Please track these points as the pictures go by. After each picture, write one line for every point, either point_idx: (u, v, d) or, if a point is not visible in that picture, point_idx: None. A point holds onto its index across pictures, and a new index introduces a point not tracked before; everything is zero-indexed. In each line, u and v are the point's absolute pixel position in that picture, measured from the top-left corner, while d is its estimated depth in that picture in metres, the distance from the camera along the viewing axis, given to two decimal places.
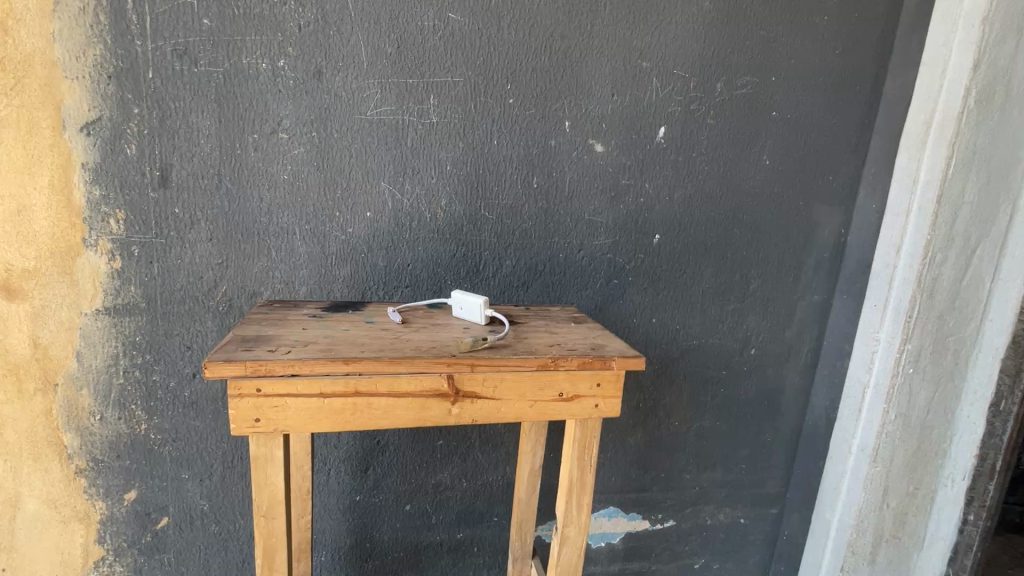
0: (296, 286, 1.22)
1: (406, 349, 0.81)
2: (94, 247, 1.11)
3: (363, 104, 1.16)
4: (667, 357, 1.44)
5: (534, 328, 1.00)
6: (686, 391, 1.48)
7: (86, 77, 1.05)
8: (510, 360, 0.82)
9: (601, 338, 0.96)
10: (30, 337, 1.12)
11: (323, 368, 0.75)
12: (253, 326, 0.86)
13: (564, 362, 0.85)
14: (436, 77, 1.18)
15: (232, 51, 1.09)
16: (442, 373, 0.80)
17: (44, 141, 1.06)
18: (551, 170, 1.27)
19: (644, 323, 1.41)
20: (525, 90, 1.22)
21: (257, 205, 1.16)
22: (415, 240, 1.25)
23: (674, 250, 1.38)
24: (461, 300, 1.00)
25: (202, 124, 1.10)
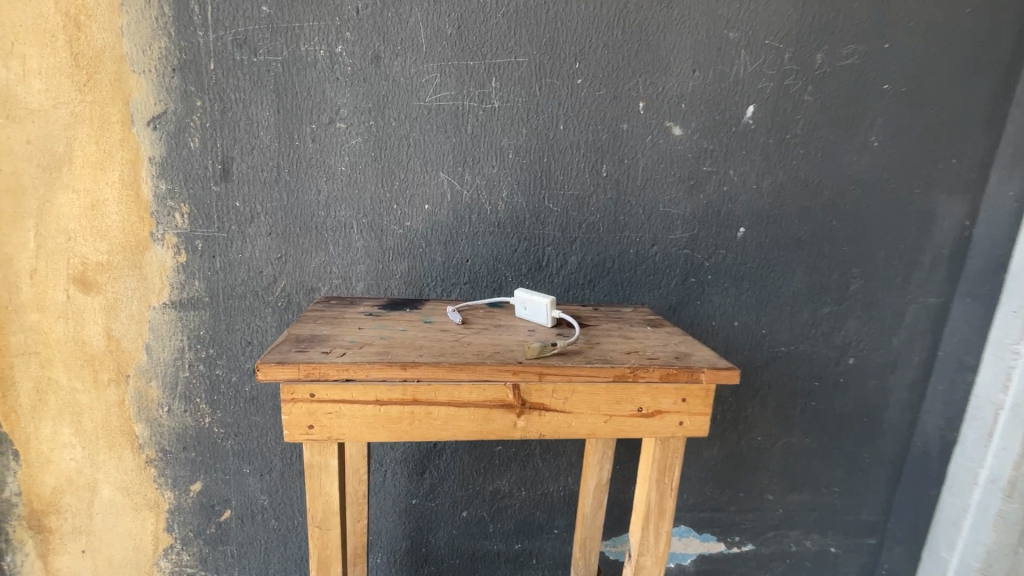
0: (354, 282, 1.18)
1: (467, 354, 0.74)
2: (161, 241, 1.12)
3: (422, 90, 1.10)
4: (750, 365, 1.29)
5: (606, 332, 0.90)
6: (772, 403, 1.32)
7: (152, 71, 1.05)
8: (583, 370, 0.73)
9: (685, 347, 0.84)
10: (104, 329, 1.15)
11: (379, 374, 0.69)
12: (308, 325, 0.82)
13: (644, 373, 0.74)
14: (498, 57, 1.09)
15: (290, 39, 1.05)
16: (508, 383, 0.71)
17: (115, 136, 1.07)
18: (622, 156, 1.16)
19: (724, 326, 1.27)
20: (594, 69, 1.11)
21: (315, 198, 1.13)
22: (476, 234, 1.17)
23: (761, 245, 1.23)
24: (524, 300, 0.92)
25: (261, 116, 1.08)
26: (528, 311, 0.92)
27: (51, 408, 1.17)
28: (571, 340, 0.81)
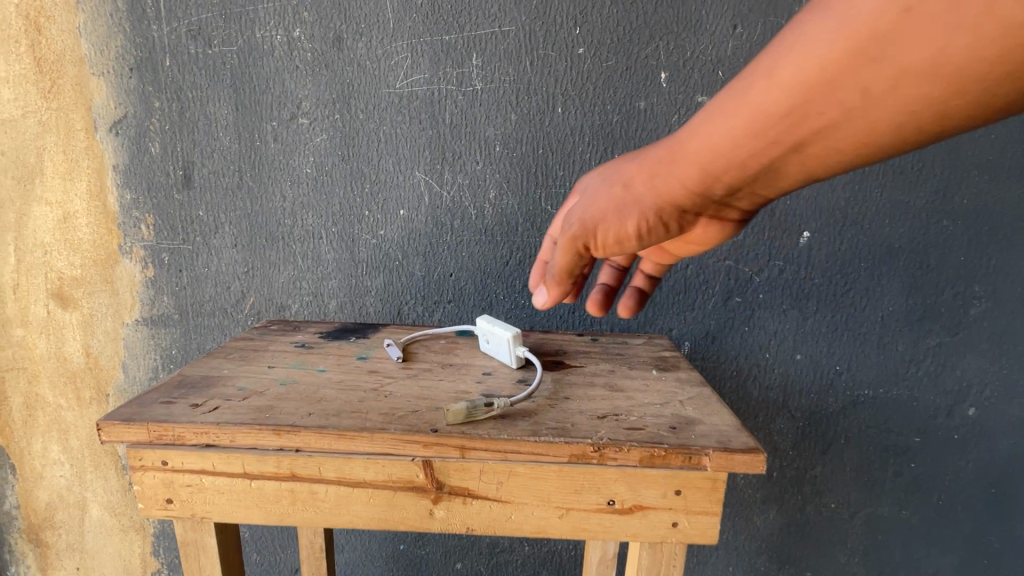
0: (326, 299, 1.04)
1: (372, 414, 0.55)
2: (130, 255, 1.05)
3: (391, 74, 0.92)
4: (818, 411, 0.98)
5: (588, 378, 0.67)
6: (850, 461, 1.00)
7: (110, 71, 0.97)
8: (524, 446, 0.51)
9: (692, 408, 0.59)
10: (83, 345, 1.10)
11: (247, 440, 0.52)
12: (211, 362, 0.67)
13: (615, 454, 0.51)
14: (480, 28, 0.89)
15: (245, 26, 0.93)
16: (418, 459, 0.52)
17: (80, 144, 1.00)
18: (639, 144, 0.92)
19: (782, 360, 0.97)
20: (601, 34, 0.88)
21: (281, 205, 1.00)
22: (460, 244, 0.98)
23: (835, 255, 0.92)
24: (483, 331, 0.72)
25: (220, 114, 0.97)
26: (490, 345, 0.72)
27: (39, 425, 1.14)
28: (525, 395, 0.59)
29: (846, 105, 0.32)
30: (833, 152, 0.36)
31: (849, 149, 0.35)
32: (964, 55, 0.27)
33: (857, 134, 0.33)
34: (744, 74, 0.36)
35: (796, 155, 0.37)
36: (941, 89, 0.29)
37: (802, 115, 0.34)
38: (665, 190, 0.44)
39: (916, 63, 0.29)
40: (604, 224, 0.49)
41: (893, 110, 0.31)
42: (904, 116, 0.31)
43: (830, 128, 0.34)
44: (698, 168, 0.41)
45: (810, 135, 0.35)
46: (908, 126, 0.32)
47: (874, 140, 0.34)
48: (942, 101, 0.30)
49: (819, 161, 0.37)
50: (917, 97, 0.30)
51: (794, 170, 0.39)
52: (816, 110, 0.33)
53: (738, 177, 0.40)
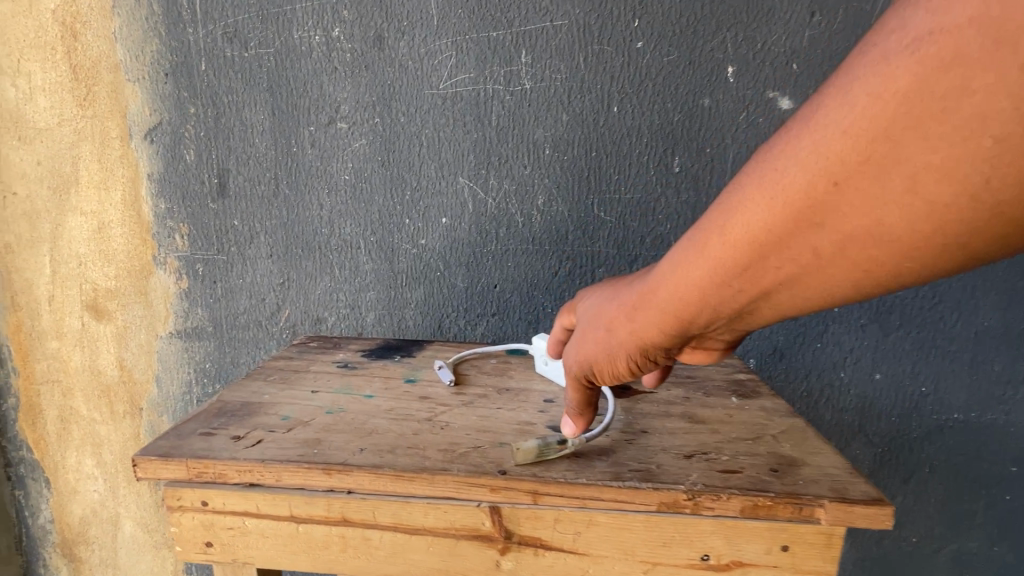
0: (363, 312, 0.99)
1: (430, 450, 0.49)
2: (164, 265, 1.01)
3: (435, 74, 0.87)
4: (900, 437, 0.89)
5: (661, 406, 0.60)
6: (936, 492, 0.91)
7: (145, 77, 0.94)
8: (607, 493, 0.45)
9: (791, 445, 0.52)
10: (117, 358, 1.07)
11: (294, 480, 0.47)
12: (250, 386, 0.62)
13: (712, 503, 0.44)
14: (529, 23, 0.84)
15: (283, 26, 0.89)
16: (484, 504, 0.46)
17: (115, 152, 0.97)
18: (702, 144, 0.85)
19: (859, 380, 0.88)
20: (661, 27, 0.82)
21: (318, 214, 0.95)
22: (505, 254, 0.92)
23: None
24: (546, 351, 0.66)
25: (256, 120, 0.93)
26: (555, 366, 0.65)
27: (74, 438, 1.12)
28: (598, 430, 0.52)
29: (803, 261, 0.34)
30: (800, 301, 0.36)
31: (814, 297, 0.35)
32: (907, 220, 0.29)
33: (825, 282, 0.34)
34: (700, 231, 0.38)
35: (764, 302, 0.37)
36: (896, 247, 0.31)
37: (764, 268, 0.35)
38: (640, 338, 0.43)
39: (865, 226, 0.31)
40: (593, 361, 0.47)
41: (852, 266, 0.32)
42: (865, 271, 0.32)
43: (798, 278, 0.35)
44: (671, 318, 0.41)
45: (775, 285, 0.36)
46: (872, 280, 0.33)
47: (841, 291, 0.34)
48: (899, 259, 0.31)
49: (794, 306, 0.37)
50: (871, 254, 0.31)
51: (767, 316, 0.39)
52: (779, 265, 0.35)
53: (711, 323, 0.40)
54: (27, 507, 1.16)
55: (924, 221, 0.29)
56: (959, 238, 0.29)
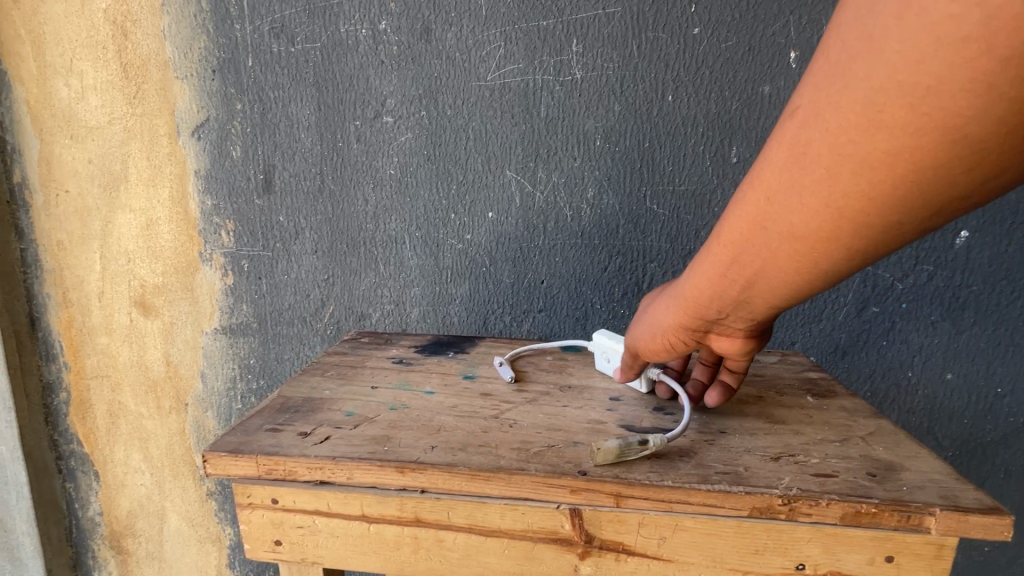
0: (408, 308, 0.98)
1: (504, 449, 0.47)
2: (210, 262, 1.02)
3: (483, 66, 0.86)
4: (972, 441, 0.84)
5: (736, 406, 0.57)
6: (1012, 499, 0.85)
7: (193, 74, 0.94)
8: (695, 496, 0.42)
9: (885, 448, 0.49)
10: (163, 354, 1.08)
11: (367, 478, 0.46)
12: (309, 382, 0.61)
13: (809, 509, 0.41)
14: (581, 11, 0.81)
15: (329, 20, 0.88)
16: (564, 506, 0.44)
17: (163, 150, 0.98)
18: (762, 133, 0.81)
19: (928, 381, 0.84)
20: (720, 11, 0.78)
21: (363, 209, 0.95)
22: (553, 249, 0.90)
23: (1001, 258, 0.78)
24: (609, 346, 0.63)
25: (302, 115, 0.92)
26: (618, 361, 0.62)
27: (122, 432, 1.13)
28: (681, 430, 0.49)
29: (771, 249, 0.38)
30: (788, 284, 0.39)
31: (801, 278, 0.38)
32: (839, 196, 0.32)
33: (807, 263, 0.37)
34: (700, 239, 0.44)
35: (754, 290, 0.41)
36: (845, 218, 0.33)
37: (746, 260, 0.39)
38: (660, 319, 0.50)
39: (806, 212, 0.34)
40: (634, 335, 0.54)
41: (820, 243, 0.35)
42: (835, 244, 0.35)
43: (776, 264, 0.38)
44: (681, 306, 0.47)
45: (759, 273, 0.40)
46: (845, 249, 0.35)
47: (824, 265, 0.36)
48: (854, 227, 0.33)
49: (791, 288, 0.40)
50: (826, 229, 0.34)
51: (768, 302, 0.42)
52: (755, 255, 0.39)
53: (716, 311, 0.45)
54: (77, 500, 1.18)
55: (859, 191, 0.32)
56: (900, 195, 0.31)
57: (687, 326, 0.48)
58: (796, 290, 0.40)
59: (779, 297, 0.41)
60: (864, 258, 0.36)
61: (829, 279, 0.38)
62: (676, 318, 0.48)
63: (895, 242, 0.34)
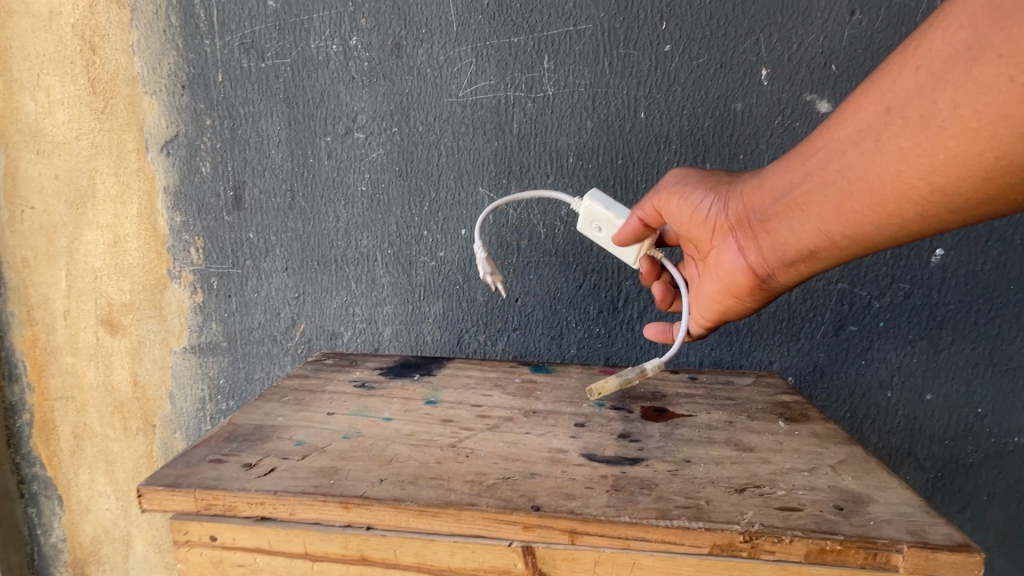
0: (380, 327, 0.95)
1: (456, 482, 0.45)
2: (178, 279, 0.99)
3: (454, 82, 0.85)
4: (954, 462, 0.82)
5: (704, 432, 0.55)
6: (996, 522, 0.83)
7: (162, 89, 0.92)
8: (653, 533, 0.41)
9: (854, 478, 0.47)
10: (130, 374, 1.05)
11: (310, 514, 0.44)
12: (263, 408, 0.59)
13: (771, 545, 0.40)
14: (552, 28, 0.81)
15: (299, 36, 0.87)
16: (516, 544, 0.42)
17: (131, 165, 0.96)
18: (735, 151, 0.81)
19: (907, 400, 0.82)
20: (690, 28, 0.78)
21: (334, 226, 0.93)
22: (527, 266, 0.89)
23: (975, 276, 0.77)
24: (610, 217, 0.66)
25: (272, 131, 0.91)
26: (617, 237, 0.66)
27: (87, 455, 1.09)
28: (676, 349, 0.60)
29: (865, 146, 0.45)
30: (847, 198, 0.47)
31: (861, 196, 0.46)
32: (961, 108, 0.39)
33: (876, 176, 0.45)
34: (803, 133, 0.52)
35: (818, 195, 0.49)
36: (945, 138, 0.41)
37: (836, 152, 0.47)
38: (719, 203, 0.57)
39: (924, 113, 0.41)
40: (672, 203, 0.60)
41: (906, 154, 0.43)
42: (916, 165, 0.43)
43: (856, 168, 0.46)
44: (748, 199, 0.54)
45: (834, 174, 0.47)
46: (916, 181, 0.43)
47: (887, 191, 0.45)
48: (944, 151, 0.41)
49: (840, 214, 0.48)
50: (921, 143, 0.42)
51: (813, 226, 0.50)
52: (846, 152, 0.46)
53: (772, 215, 0.53)
54: (39, 526, 1.14)
55: (979, 118, 0.39)
56: (996, 151, 0.39)
57: (735, 220, 0.56)
58: (842, 217, 0.48)
59: (826, 219, 0.49)
60: (909, 208, 0.44)
61: (874, 215, 0.46)
62: (734, 207, 0.56)
63: (938, 211, 0.44)
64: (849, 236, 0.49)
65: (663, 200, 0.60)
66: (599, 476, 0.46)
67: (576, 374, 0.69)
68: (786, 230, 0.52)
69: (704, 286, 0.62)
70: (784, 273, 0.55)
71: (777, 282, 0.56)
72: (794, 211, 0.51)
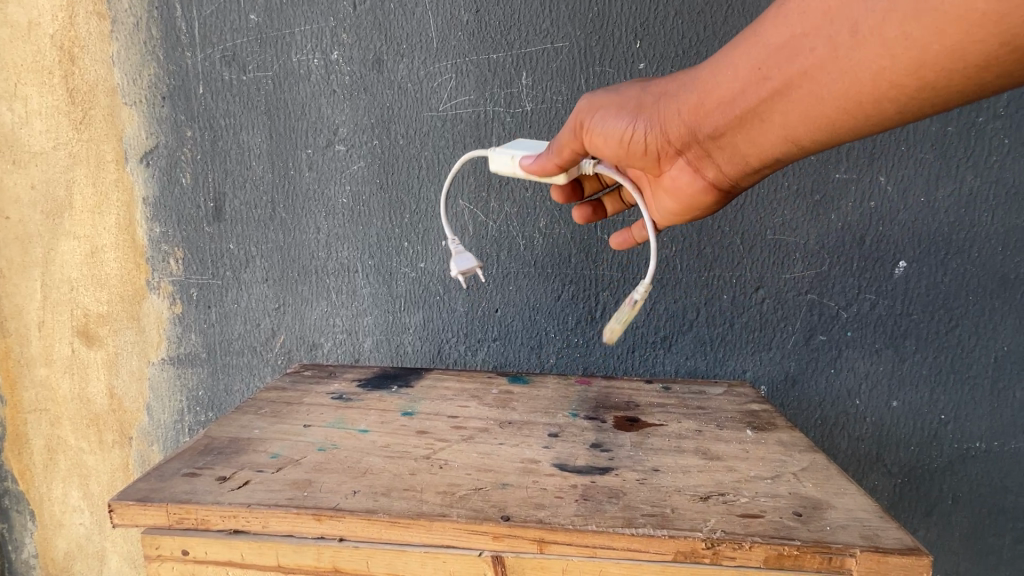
0: (361, 337, 0.96)
1: (429, 493, 0.46)
2: (157, 290, 0.99)
3: (434, 96, 0.86)
4: (919, 467, 0.85)
5: (673, 442, 0.56)
6: (960, 526, 0.86)
7: (142, 100, 0.92)
8: (619, 541, 0.42)
9: (813, 484, 0.49)
10: (107, 386, 1.04)
11: (283, 526, 0.44)
12: (240, 420, 0.59)
13: (732, 551, 0.41)
14: (530, 45, 0.83)
15: (281, 49, 0.88)
16: (487, 553, 0.43)
17: (110, 176, 0.95)
18: None
19: (874, 407, 0.85)
20: (663, 48, 0.81)
21: (314, 237, 0.93)
22: (507, 277, 0.90)
23: (937, 288, 0.81)
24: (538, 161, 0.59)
25: (253, 142, 0.91)
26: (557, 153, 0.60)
27: (60, 469, 1.07)
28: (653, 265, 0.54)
29: (840, 40, 0.40)
30: (818, 103, 0.43)
31: (833, 99, 0.42)
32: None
33: (852, 75, 0.40)
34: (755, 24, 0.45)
35: (784, 100, 0.44)
36: (938, 27, 0.35)
37: (807, 49, 0.41)
38: (664, 122, 0.50)
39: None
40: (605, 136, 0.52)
41: (889, 47, 0.38)
42: (902, 60, 0.38)
43: (828, 67, 0.41)
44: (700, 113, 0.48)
45: (803, 76, 0.42)
46: (897, 77, 0.39)
47: (863, 91, 0.40)
48: (937, 42, 0.36)
49: (809, 119, 0.44)
50: (909, 36, 0.37)
51: (778, 134, 0.46)
52: (816, 49, 0.41)
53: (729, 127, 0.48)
54: (10, 541, 1.12)
55: (983, 1, 0.34)
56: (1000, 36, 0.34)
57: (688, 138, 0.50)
58: (812, 123, 0.44)
59: (793, 126, 0.45)
60: (888, 106, 0.40)
61: (848, 117, 0.42)
62: (683, 125, 0.50)
63: (920, 108, 0.40)
64: (818, 139, 0.45)
65: (597, 138, 0.53)
66: (569, 486, 0.48)
67: (552, 384, 0.71)
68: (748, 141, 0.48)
69: (661, 200, 0.58)
70: (745, 177, 0.52)
71: (739, 185, 0.54)
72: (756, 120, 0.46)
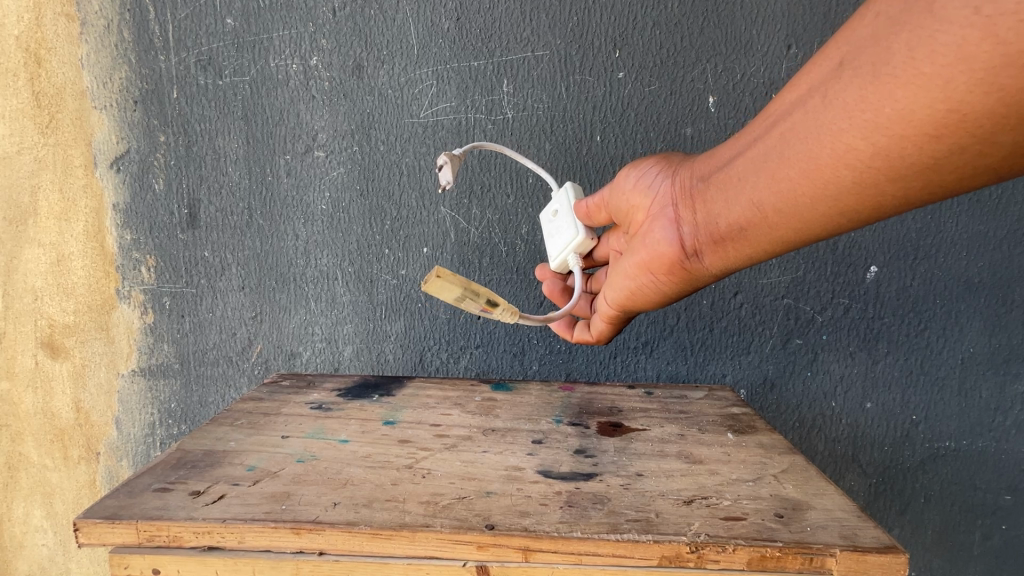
0: (341, 346, 0.94)
1: (411, 503, 0.45)
2: (128, 299, 0.95)
3: (415, 103, 0.86)
4: (893, 467, 0.87)
5: (656, 446, 0.56)
6: (933, 524, 0.88)
7: (113, 104, 0.89)
8: (604, 547, 0.42)
9: (794, 486, 0.49)
10: (73, 400, 1.00)
11: (261, 541, 0.43)
12: (215, 433, 0.57)
13: (716, 553, 0.41)
14: (510, 53, 0.83)
15: (259, 54, 0.86)
16: (471, 564, 0.42)
17: (78, 182, 0.92)
18: None
19: (850, 409, 0.86)
20: (642, 57, 0.82)
21: (293, 245, 0.92)
22: (489, 283, 0.90)
23: (906, 293, 0.83)
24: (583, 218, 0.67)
25: (230, 148, 0.90)
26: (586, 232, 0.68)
27: (22, 488, 1.03)
28: (538, 318, 0.62)
29: (810, 104, 0.41)
30: (783, 167, 0.43)
31: (797, 161, 0.42)
32: (915, 53, 0.35)
33: (816, 137, 0.41)
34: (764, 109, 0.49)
35: (757, 163, 0.45)
36: (893, 88, 0.36)
37: (786, 114, 0.43)
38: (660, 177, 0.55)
39: (875, 62, 0.37)
40: (622, 181, 0.58)
41: (850, 108, 0.39)
42: (859, 122, 0.38)
43: (799, 128, 0.42)
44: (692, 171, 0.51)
45: (776, 137, 0.44)
46: (858, 139, 0.39)
47: (826, 154, 0.41)
48: (890, 105, 0.37)
49: (774, 183, 0.44)
50: (867, 101, 0.38)
51: (746, 198, 0.46)
52: (793, 112, 0.43)
53: (708, 184, 0.50)
54: None
55: (933, 62, 0.34)
56: (959, 95, 0.34)
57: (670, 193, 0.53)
58: (776, 187, 0.44)
59: (760, 189, 0.45)
60: (847, 175, 0.40)
61: (811, 183, 0.42)
62: (674, 178, 0.53)
63: (879, 183, 0.40)
64: (781, 209, 0.45)
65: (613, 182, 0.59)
66: (554, 492, 0.47)
67: (535, 391, 0.70)
68: (719, 204, 0.48)
69: (622, 266, 0.58)
70: (709, 253, 0.51)
71: (700, 267, 0.53)
72: (730, 180, 0.47)
